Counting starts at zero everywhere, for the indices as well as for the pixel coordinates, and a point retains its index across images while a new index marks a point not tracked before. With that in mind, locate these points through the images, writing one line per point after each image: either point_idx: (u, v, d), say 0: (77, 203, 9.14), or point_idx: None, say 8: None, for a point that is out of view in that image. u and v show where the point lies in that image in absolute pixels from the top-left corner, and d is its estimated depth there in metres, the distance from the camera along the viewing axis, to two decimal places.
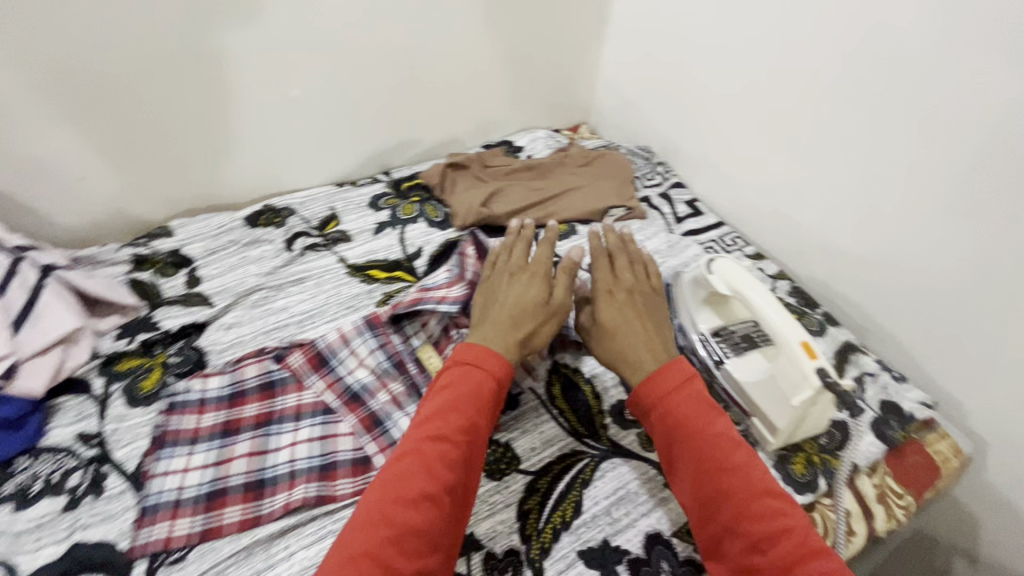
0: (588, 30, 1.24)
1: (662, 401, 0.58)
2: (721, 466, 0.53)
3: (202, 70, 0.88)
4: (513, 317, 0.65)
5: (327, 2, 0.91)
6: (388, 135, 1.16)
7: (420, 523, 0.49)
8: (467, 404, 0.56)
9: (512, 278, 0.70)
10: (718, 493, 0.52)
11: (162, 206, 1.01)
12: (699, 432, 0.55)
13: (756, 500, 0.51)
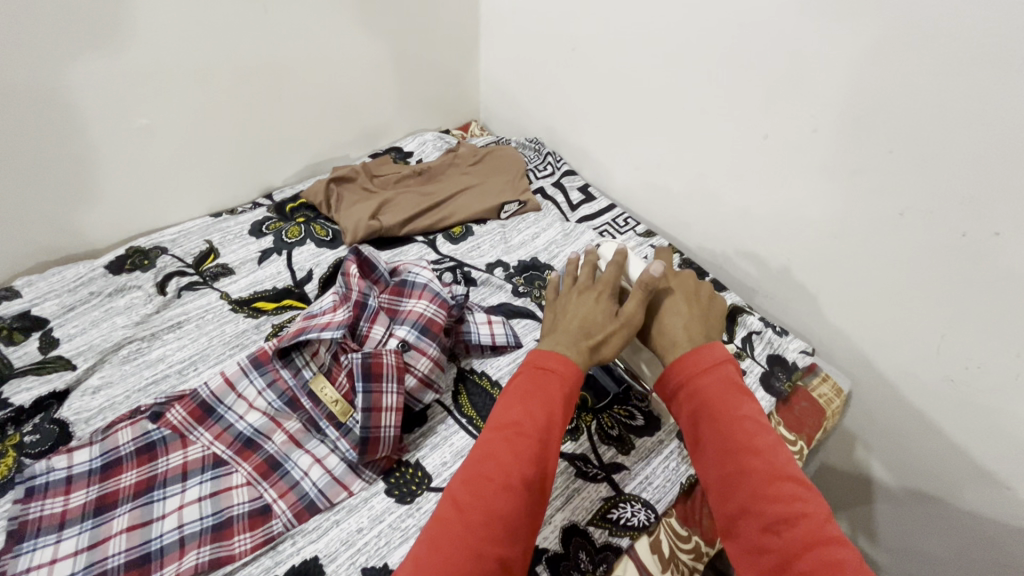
0: (462, 25, 1.22)
1: (690, 379, 0.55)
2: (750, 443, 0.49)
3: (15, 108, 0.78)
4: (599, 326, 0.60)
5: (156, 20, 0.83)
6: (264, 156, 1.08)
7: (495, 508, 0.45)
8: (539, 404, 0.52)
9: (587, 291, 0.65)
10: (740, 471, 0.48)
11: (1, 266, 0.89)
12: (728, 412, 0.51)
13: (775, 480, 0.46)
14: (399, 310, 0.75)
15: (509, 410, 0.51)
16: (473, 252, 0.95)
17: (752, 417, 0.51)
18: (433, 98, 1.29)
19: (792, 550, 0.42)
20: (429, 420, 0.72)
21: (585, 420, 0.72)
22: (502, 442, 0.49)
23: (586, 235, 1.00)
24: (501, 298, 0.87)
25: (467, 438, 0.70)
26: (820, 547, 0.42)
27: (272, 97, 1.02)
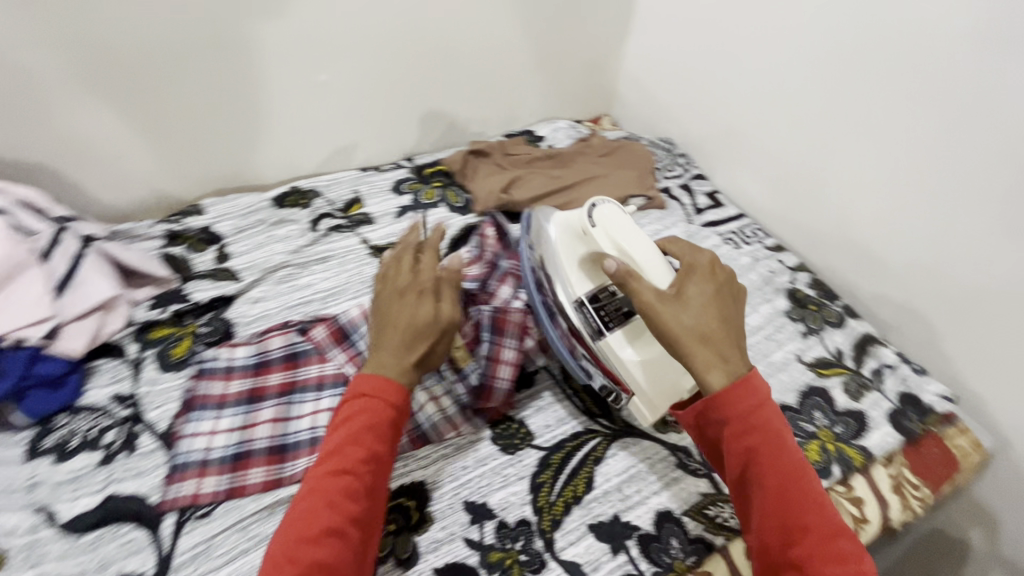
0: (614, 21, 1.24)
1: (750, 426, 0.50)
2: (804, 500, 0.48)
3: (234, 53, 0.91)
4: (388, 351, 0.59)
5: None
6: (413, 122, 1.18)
7: (320, 555, 0.47)
8: (373, 435, 0.54)
9: (414, 292, 0.62)
10: (800, 529, 0.47)
11: (194, 186, 1.04)
12: (791, 471, 0.49)
13: (833, 538, 0.47)
14: None
15: (351, 450, 0.53)
16: None
17: (800, 471, 0.49)
18: (571, 89, 1.32)
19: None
20: (536, 384, 0.74)
21: None
22: (327, 481, 0.51)
23: (711, 240, 0.98)
24: None
25: (570, 409, 0.71)
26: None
27: (432, 68, 1.11)
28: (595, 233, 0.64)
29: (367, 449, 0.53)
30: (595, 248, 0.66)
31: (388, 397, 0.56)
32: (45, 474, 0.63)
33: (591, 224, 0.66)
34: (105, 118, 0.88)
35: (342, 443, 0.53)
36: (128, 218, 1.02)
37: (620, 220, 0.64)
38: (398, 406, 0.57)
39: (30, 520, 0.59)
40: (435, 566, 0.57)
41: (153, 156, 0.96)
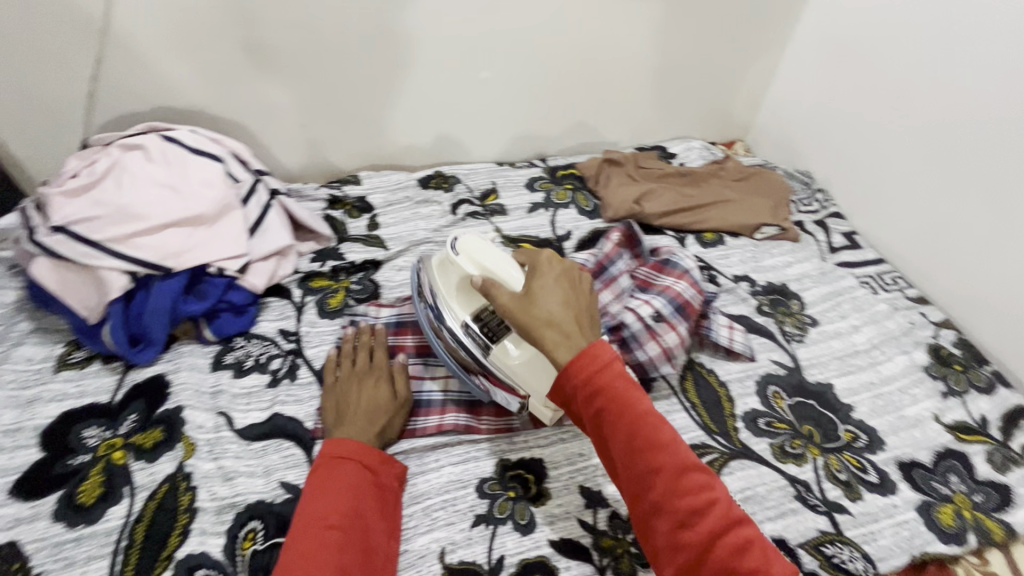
0: (761, 49, 1.26)
1: (591, 384, 0.50)
2: (651, 440, 0.47)
3: (417, 45, 1.02)
4: (360, 421, 0.65)
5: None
6: (551, 125, 1.24)
7: None
8: (348, 486, 0.57)
9: (370, 379, 0.70)
10: (647, 470, 0.47)
11: (353, 159, 1.16)
12: (625, 413, 0.48)
13: (684, 474, 0.46)
14: (653, 284, 0.78)
15: (331, 508, 0.54)
16: (722, 260, 0.97)
17: (652, 413, 0.49)
18: (706, 111, 1.34)
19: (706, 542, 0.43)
20: (654, 391, 0.75)
21: (813, 452, 0.70)
22: (317, 534, 0.52)
23: (846, 280, 0.95)
24: (742, 310, 0.87)
25: (689, 421, 0.73)
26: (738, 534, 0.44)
27: (580, 76, 1.17)
28: (461, 261, 0.65)
29: (342, 496, 0.56)
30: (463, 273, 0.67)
31: (364, 460, 0.60)
32: (226, 385, 0.73)
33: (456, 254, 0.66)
34: (300, 90, 1.01)
35: (328, 495, 0.55)
36: (294, 179, 1.15)
37: (490, 251, 0.65)
38: (378, 465, 0.61)
39: (214, 420, 0.69)
40: (551, 538, 0.61)
41: (329, 127, 1.08)
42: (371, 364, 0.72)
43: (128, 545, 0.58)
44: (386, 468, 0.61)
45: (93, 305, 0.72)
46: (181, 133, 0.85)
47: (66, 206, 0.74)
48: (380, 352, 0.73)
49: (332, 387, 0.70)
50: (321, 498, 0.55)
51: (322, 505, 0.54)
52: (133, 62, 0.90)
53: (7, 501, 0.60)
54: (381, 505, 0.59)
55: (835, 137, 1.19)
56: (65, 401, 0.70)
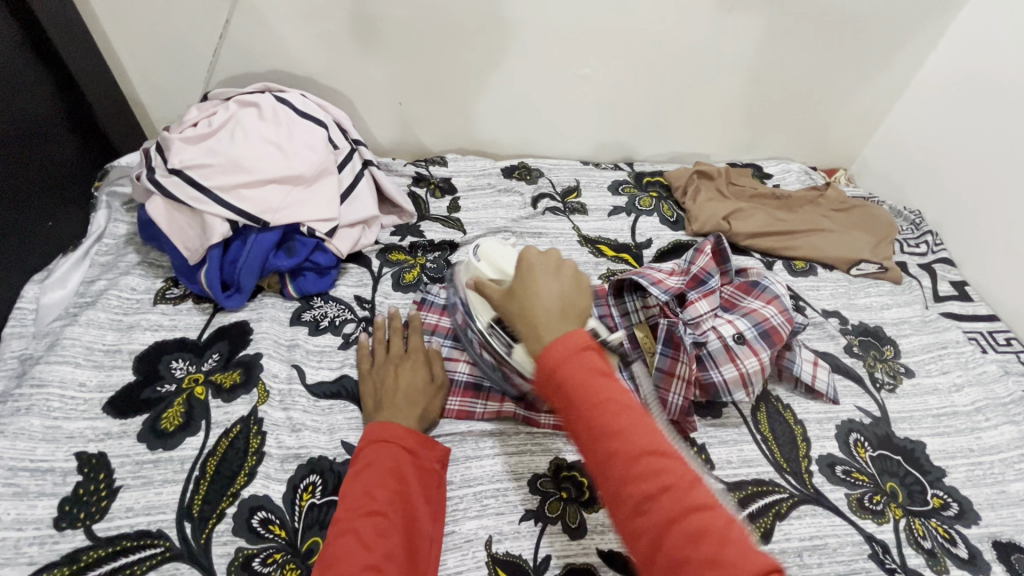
0: (882, 76, 1.18)
1: (552, 374, 0.47)
2: (609, 426, 0.44)
3: (523, 34, 1.01)
4: (403, 405, 0.65)
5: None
6: (643, 130, 1.21)
7: None
8: (389, 468, 0.58)
9: (405, 363, 0.70)
10: (606, 457, 0.44)
11: (443, 140, 1.18)
12: (580, 398, 0.45)
13: (640, 458, 0.42)
14: (738, 304, 0.74)
15: (372, 494, 0.55)
16: (812, 291, 0.92)
17: (615, 398, 0.45)
18: (809, 132, 1.28)
19: (661, 527, 0.40)
20: (723, 417, 0.72)
21: (895, 511, 0.64)
22: (358, 521, 0.52)
23: (951, 333, 0.87)
24: (829, 348, 0.82)
25: (758, 454, 0.68)
26: (700, 520, 0.39)
27: (682, 83, 1.13)
28: (482, 266, 0.65)
29: (383, 479, 0.56)
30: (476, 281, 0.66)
31: (405, 444, 0.60)
32: (302, 340, 0.76)
33: (479, 260, 0.66)
34: (403, 67, 1.03)
35: (369, 477, 0.56)
36: (384, 153, 1.18)
37: (499, 249, 0.65)
38: (419, 448, 0.61)
39: (287, 371, 0.72)
40: (600, 547, 0.59)
41: (424, 107, 1.10)
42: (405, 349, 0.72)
43: (199, 475, 0.61)
44: (426, 450, 0.62)
45: (195, 246, 0.77)
46: (293, 96, 0.90)
47: (183, 151, 0.79)
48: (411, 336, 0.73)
49: (368, 376, 0.70)
50: (364, 480, 0.56)
51: (366, 486, 0.55)
52: (258, 24, 0.95)
53: (101, 415, 0.65)
54: (424, 488, 0.59)
55: (955, 178, 1.09)
56: (160, 332, 0.75)
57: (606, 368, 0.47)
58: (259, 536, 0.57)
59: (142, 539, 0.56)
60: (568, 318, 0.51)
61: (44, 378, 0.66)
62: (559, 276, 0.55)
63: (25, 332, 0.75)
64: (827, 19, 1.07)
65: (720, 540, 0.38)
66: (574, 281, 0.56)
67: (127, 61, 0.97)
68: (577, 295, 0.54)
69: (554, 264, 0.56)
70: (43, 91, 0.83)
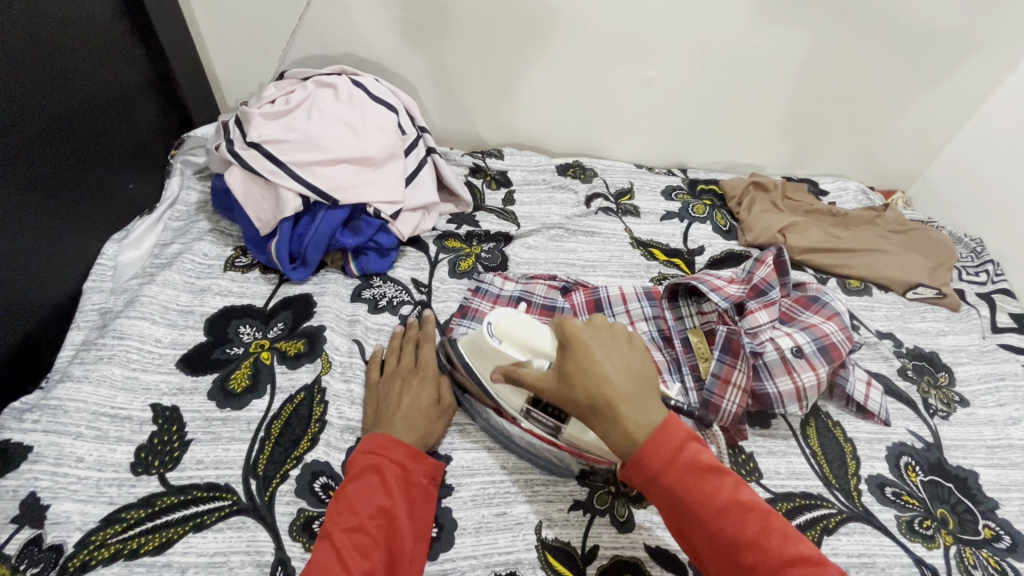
0: (951, 97, 1.15)
1: (663, 475, 0.48)
2: (736, 534, 0.46)
3: (590, 32, 1.02)
4: (402, 424, 0.62)
5: (720, 6, 0.99)
6: (699, 137, 1.21)
7: None
8: (378, 480, 0.56)
9: (412, 380, 0.67)
10: (743, 568, 0.45)
11: (500, 133, 1.19)
12: (703, 506, 0.47)
13: (783, 567, 0.44)
14: (796, 318, 0.74)
15: (354, 511, 0.53)
16: (866, 312, 0.91)
17: (733, 499, 0.47)
18: (868, 151, 1.26)
19: None
20: (771, 427, 0.72)
21: (945, 538, 0.64)
22: (340, 539, 0.51)
23: (1010, 365, 0.85)
24: (882, 369, 0.81)
25: (808, 468, 0.68)
26: None
27: (743, 93, 1.13)
28: (503, 348, 0.61)
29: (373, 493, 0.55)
30: (498, 362, 0.62)
31: (393, 456, 0.58)
32: (362, 316, 0.78)
33: (496, 339, 0.62)
34: (470, 59, 1.05)
35: (356, 489, 0.55)
36: (441, 142, 1.21)
37: (515, 322, 0.60)
38: (407, 461, 0.59)
39: (348, 345, 0.74)
40: (648, 543, 0.60)
41: (484, 99, 1.12)
42: (417, 366, 0.69)
43: (264, 436, 0.64)
44: (416, 464, 0.59)
45: (267, 218, 0.80)
46: (367, 80, 0.92)
47: (262, 126, 0.82)
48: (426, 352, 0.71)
49: (374, 389, 0.68)
50: (350, 493, 0.55)
51: (351, 498, 0.54)
52: (336, 8, 0.97)
53: (174, 370, 0.69)
54: (410, 503, 0.57)
55: (1020, 209, 1.06)
56: (229, 297, 0.78)
57: (713, 463, 0.49)
58: (320, 500, 0.60)
59: (210, 491, 0.59)
60: (650, 397, 0.52)
61: (123, 331, 0.69)
62: (620, 355, 0.54)
63: (104, 287, 0.79)
64: (898, 36, 1.05)
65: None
66: (633, 353, 0.55)
67: (208, 36, 1.01)
68: (640, 363, 0.55)
69: (607, 335, 0.56)
70: (135, 60, 0.87)
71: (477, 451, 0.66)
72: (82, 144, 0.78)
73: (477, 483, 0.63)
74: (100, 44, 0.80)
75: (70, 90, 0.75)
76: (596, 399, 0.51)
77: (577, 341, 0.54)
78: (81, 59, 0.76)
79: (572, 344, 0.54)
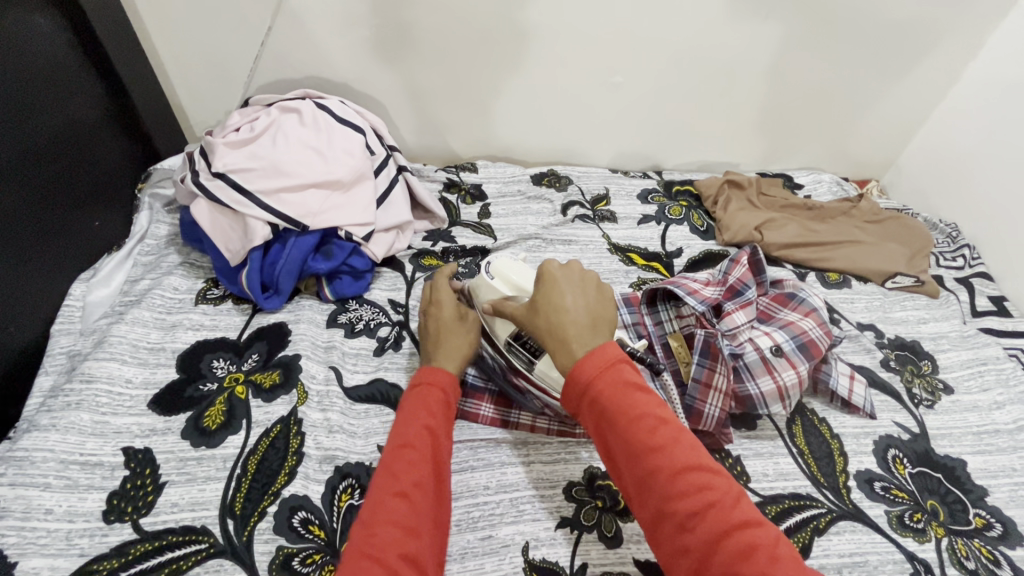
0: (917, 86, 1.17)
1: (589, 388, 0.48)
2: (647, 443, 0.45)
3: (556, 42, 1.02)
4: (440, 347, 0.65)
5: (684, 8, 0.99)
6: (673, 139, 1.22)
7: (395, 517, 0.45)
8: (421, 415, 0.55)
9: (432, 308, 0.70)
10: (645, 475, 0.44)
11: (473, 146, 1.19)
12: (619, 414, 0.46)
13: (681, 475, 0.43)
14: (774, 316, 0.74)
15: (403, 427, 0.54)
16: (846, 304, 0.91)
17: (652, 414, 0.46)
18: (840, 143, 1.27)
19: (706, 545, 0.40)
20: (757, 428, 0.71)
21: (937, 530, 0.63)
22: (390, 454, 0.51)
23: (992, 349, 0.85)
24: (865, 361, 0.81)
25: (795, 468, 0.68)
26: (746, 535, 0.39)
27: (713, 92, 1.13)
28: (495, 284, 0.66)
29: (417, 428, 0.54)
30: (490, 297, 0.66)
31: (435, 378, 0.59)
32: (338, 342, 0.77)
33: (491, 277, 0.67)
34: (438, 75, 1.05)
35: (398, 428, 0.54)
36: (415, 158, 1.20)
37: (511, 264, 0.66)
38: (448, 381, 0.60)
39: (325, 373, 0.73)
40: (637, 557, 0.59)
41: (455, 114, 1.12)
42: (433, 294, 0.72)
43: (241, 474, 0.62)
44: (455, 389, 0.61)
45: (236, 248, 0.79)
46: (332, 103, 0.92)
47: (226, 155, 0.81)
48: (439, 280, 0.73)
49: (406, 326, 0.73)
50: (397, 415, 0.55)
51: (399, 420, 0.55)
52: (299, 32, 0.97)
53: (146, 411, 0.67)
54: (450, 424, 0.57)
55: (992, 192, 1.07)
56: (201, 331, 0.77)
57: (641, 382, 0.48)
58: (300, 536, 0.58)
59: (187, 535, 0.57)
60: (599, 330, 0.53)
61: (92, 374, 0.68)
62: (585, 291, 0.56)
63: (73, 329, 0.78)
64: (861, 28, 1.06)
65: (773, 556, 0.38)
66: (599, 296, 0.57)
67: (171, 66, 1.00)
68: (603, 306, 0.56)
69: (580, 277, 0.58)
70: (94, 96, 0.86)
71: (460, 474, 0.65)
72: (43, 185, 0.76)
73: (462, 507, 0.62)
74: (57, 83, 0.78)
75: (28, 130, 0.73)
76: (555, 324, 0.53)
77: (553, 274, 0.57)
78: (39, 99, 0.75)
79: (551, 275, 0.57)
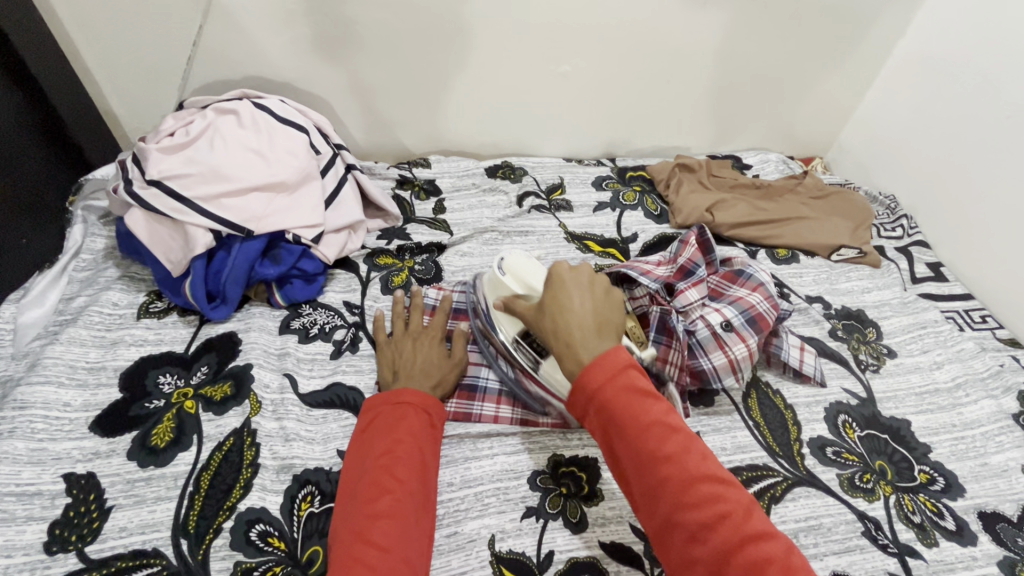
0: (853, 65, 1.21)
1: (597, 395, 0.48)
2: (658, 452, 0.45)
3: (501, 33, 1.01)
4: (416, 371, 0.67)
5: None
6: (624, 126, 1.23)
7: (378, 532, 0.50)
8: (406, 434, 0.59)
9: (423, 337, 0.72)
10: (656, 484, 0.45)
11: (425, 142, 1.17)
12: (631, 425, 0.46)
13: (695, 484, 0.44)
14: (724, 293, 0.75)
15: (383, 447, 0.57)
16: (795, 278, 0.94)
17: (661, 421, 0.46)
18: (785, 123, 1.31)
19: (718, 554, 0.41)
20: (714, 405, 0.73)
21: (884, 489, 0.66)
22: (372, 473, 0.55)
23: (931, 313, 0.90)
24: (814, 332, 0.84)
25: (751, 440, 0.70)
26: (762, 547, 0.40)
27: (660, 78, 1.15)
28: (506, 280, 0.68)
29: (405, 449, 0.57)
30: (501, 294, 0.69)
31: (412, 400, 0.62)
32: (292, 348, 0.75)
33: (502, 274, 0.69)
34: (384, 71, 1.03)
35: (379, 447, 0.57)
36: (366, 156, 1.17)
37: (523, 262, 0.68)
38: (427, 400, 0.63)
39: (279, 381, 0.71)
40: (602, 540, 0.59)
41: (404, 110, 1.10)
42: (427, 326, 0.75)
43: (193, 491, 0.60)
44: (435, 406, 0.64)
45: (177, 258, 0.75)
46: (272, 102, 0.89)
47: (161, 161, 0.77)
48: (438, 317, 0.76)
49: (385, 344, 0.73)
50: (375, 434, 0.59)
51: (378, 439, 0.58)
52: (232, 30, 0.93)
53: (87, 434, 0.64)
54: (433, 440, 0.61)
55: (925, 164, 1.12)
56: (145, 347, 0.73)
57: (650, 388, 0.49)
58: (258, 549, 0.56)
59: (138, 558, 0.55)
60: (606, 333, 0.53)
61: (25, 400, 0.64)
62: (594, 295, 0.56)
63: (4, 353, 0.73)
64: (797, 11, 1.09)
65: (785, 568, 0.39)
66: (608, 300, 0.57)
67: (97, 69, 0.94)
68: (610, 309, 0.56)
69: (588, 279, 0.58)
70: (12, 105, 0.80)
71: None
72: None
73: None
74: None
75: None
76: (561, 328, 0.54)
77: (562, 277, 0.58)
78: None
79: (558, 278, 0.58)
